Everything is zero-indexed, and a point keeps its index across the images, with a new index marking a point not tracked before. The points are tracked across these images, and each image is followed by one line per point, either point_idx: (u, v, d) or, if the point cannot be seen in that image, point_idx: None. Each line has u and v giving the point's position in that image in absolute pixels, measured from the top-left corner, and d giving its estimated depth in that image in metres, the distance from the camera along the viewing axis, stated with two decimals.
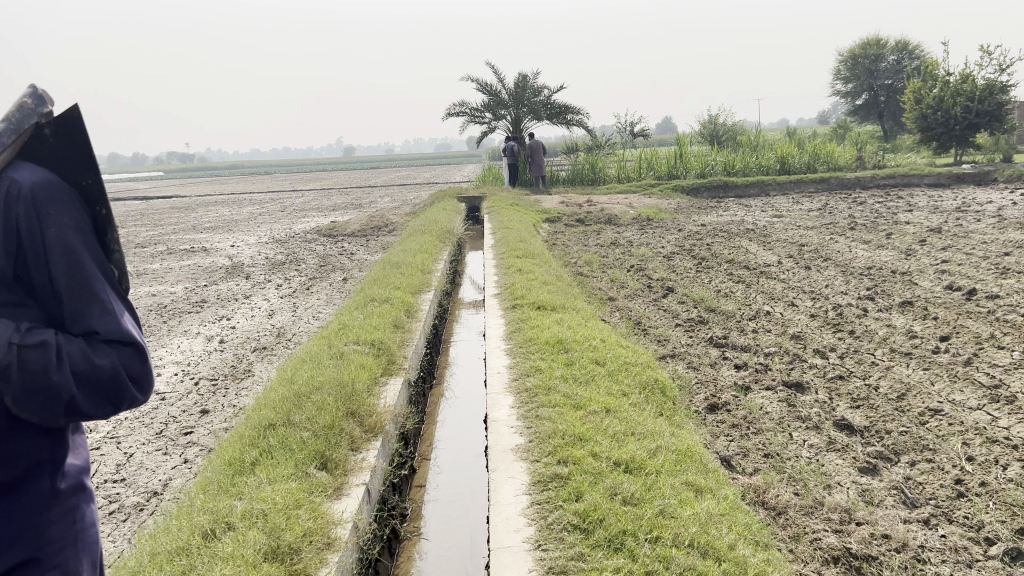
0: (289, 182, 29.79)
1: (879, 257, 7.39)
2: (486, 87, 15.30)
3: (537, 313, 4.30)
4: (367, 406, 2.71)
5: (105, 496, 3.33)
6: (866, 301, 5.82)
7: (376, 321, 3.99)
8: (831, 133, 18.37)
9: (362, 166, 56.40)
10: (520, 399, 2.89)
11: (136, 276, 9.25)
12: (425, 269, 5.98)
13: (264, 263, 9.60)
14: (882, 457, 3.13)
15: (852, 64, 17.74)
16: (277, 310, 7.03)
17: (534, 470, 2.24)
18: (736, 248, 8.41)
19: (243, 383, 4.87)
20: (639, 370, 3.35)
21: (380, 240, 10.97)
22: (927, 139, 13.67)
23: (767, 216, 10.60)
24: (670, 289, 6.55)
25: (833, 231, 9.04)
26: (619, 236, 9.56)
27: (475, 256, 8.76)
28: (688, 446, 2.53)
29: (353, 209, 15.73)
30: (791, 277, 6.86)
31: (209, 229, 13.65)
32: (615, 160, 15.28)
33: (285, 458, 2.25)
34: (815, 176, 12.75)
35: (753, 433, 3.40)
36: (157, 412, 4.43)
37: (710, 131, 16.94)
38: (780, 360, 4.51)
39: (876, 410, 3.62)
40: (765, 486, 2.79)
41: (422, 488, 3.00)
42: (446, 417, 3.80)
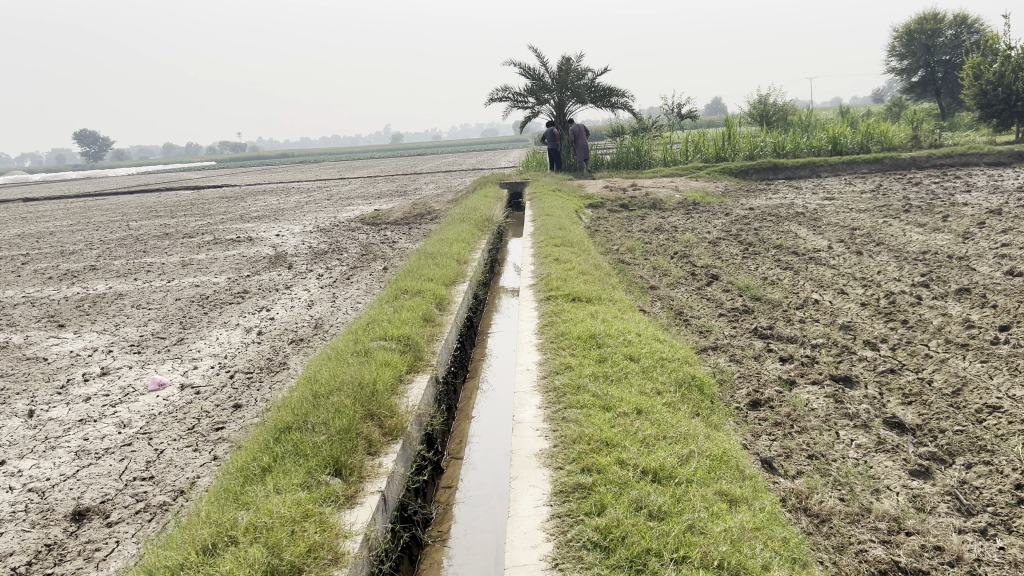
0: (338, 170, 29.95)
1: (935, 241, 7.09)
2: (529, 71, 15.13)
3: (571, 305, 4.16)
4: (388, 407, 2.62)
5: (133, 494, 3.30)
6: (921, 289, 5.55)
7: (405, 316, 3.90)
8: (886, 112, 17.82)
9: (409, 152, 56.49)
10: (548, 399, 2.77)
11: (181, 266, 9.32)
12: (461, 259, 5.88)
13: (306, 253, 9.60)
14: (936, 459, 2.94)
15: (908, 40, 17.15)
16: (316, 300, 6.99)
17: (556, 479, 2.12)
18: (784, 232, 8.15)
19: (277, 377, 4.82)
20: (675, 366, 3.20)
21: (422, 228, 10.90)
22: (988, 117, 13.16)
23: (817, 199, 10.29)
24: (714, 277, 6.35)
25: (886, 213, 8.72)
26: (664, 221, 9.35)
27: (516, 243, 8.65)
28: (723, 450, 2.37)
29: (397, 197, 15.71)
30: (841, 263, 6.61)
31: (254, 219, 13.73)
32: (661, 144, 15.01)
33: (297, 465, 2.16)
34: (869, 156, 12.34)
35: (797, 432, 3.23)
36: (190, 407, 4.40)
37: (759, 111, 16.53)
38: (829, 352, 4.31)
39: (930, 407, 3.42)
40: (808, 491, 2.63)
41: (449, 490, 2.90)
42: (477, 412, 3.69)
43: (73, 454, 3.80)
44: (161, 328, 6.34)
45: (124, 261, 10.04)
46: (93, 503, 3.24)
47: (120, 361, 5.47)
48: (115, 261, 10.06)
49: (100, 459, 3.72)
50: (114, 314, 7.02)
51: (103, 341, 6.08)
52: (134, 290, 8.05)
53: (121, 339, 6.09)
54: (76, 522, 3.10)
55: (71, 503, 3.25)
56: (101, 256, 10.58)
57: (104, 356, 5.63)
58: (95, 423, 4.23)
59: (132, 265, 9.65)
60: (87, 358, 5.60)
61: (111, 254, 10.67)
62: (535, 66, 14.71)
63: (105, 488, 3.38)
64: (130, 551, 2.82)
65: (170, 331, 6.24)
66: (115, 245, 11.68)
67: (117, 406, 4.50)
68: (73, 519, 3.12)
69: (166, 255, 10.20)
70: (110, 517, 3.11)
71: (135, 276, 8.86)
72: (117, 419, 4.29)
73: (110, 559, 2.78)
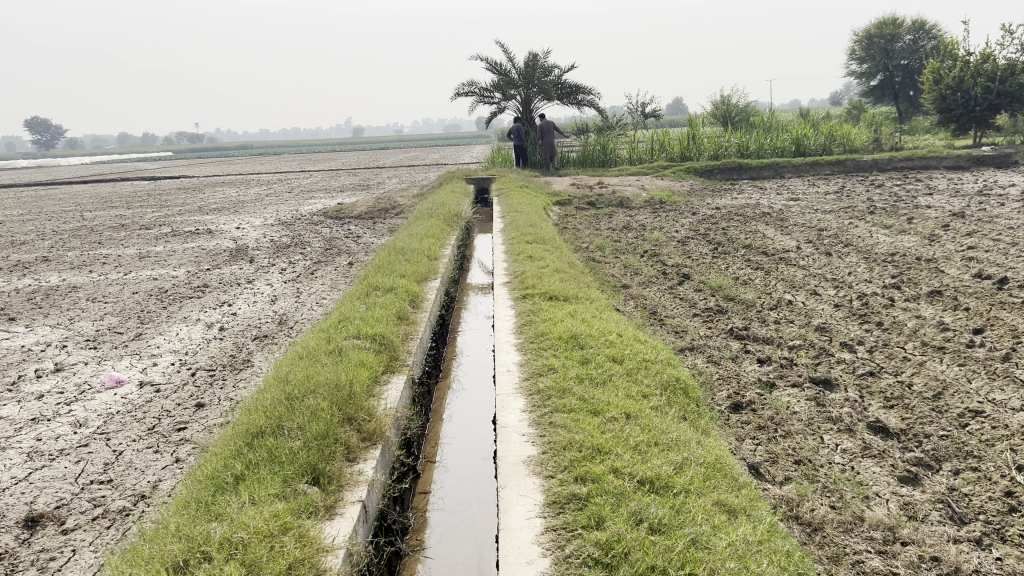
0: (299, 162, 29.55)
1: (902, 242, 7.13)
2: (496, 66, 15.00)
3: (548, 304, 4.07)
4: (366, 410, 2.50)
5: (90, 499, 3.13)
6: (892, 291, 5.55)
7: (378, 314, 3.76)
8: (846, 114, 18.01)
9: (373, 146, 56.05)
10: (532, 402, 2.67)
11: (138, 258, 9.04)
12: (432, 255, 5.75)
13: (268, 246, 9.38)
14: (923, 465, 2.90)
15: (868, 43, 17.32)
16: (279, 295, 6.81)
17: (548, 488, 2.02)
18: (752, 232, 8.14)
19: (241, 375, 4.65)
20: (659, 368, 3.11)
21: (387, 223, 10.73)
22: (946, 121, 13.34)
23: (783, 199, 10.33)
24: (686, 276, 6.30)
25: (852, 215, 8.76)
26: (632, 219, 9.29)
27: (484, 239, 8.53)
28: (716, 457, 2.29)
29: (360, 191, 15.49)
30: (811, 264, 6.60)
31: (214, 210, 13.42)
32: (626, 142, 14.99)
33: (271, 474, 2.03)
34: (832, 158, 12.42)
35: (782, 436, 3.17)
36: (150, 406, 4.22)
37: (722, 111, 16.60)
38: (807, 354, 4.27)
39: (913, 410, 3.39)
40: (799, 498, 2.57)
41: (427, 494, 2.78)
42: (452, 413, 3.58)
43: (24, 456, 3.60)
44: (118, 323, 6.12)
45: (78, 252, 9.71)
46: (47, 508, 3.07)
47: (74, 357, 5.25)
48: (69, 252, 9.73)
49: (53, 461, 3.53)
50: (68, 307, 6.76)
51: (56, 336, 5.83)
52: (88, 283, 7.77)
53: (76, 333, 5.86)
54: (29, 529, 2.92)
55: (23, 509, 3.07)
56: (53, 247, 10.24)
57: (58, 352, 5.40)
58: (49, 423, 4.03)
59: (86, 257, 9.34)
60: (39, 353, 5.37)
61: (64, 245, 10.32)
62: (502, 61, 14.59)
63: (60, 492, 3.20)
64: (88, 560, 2.67)
65: (128, 326, 6.02)
66: (68, 235, 11.31)
67: (72, 405, 4.30)
68: (26, 526, 2.94)
69: (122, 247, 9.90)
70: (66, 524, 2.94)
71: (90, 268, 8.57)
72: (72, 419, 4.09)
73: (66, 569, 2.62)
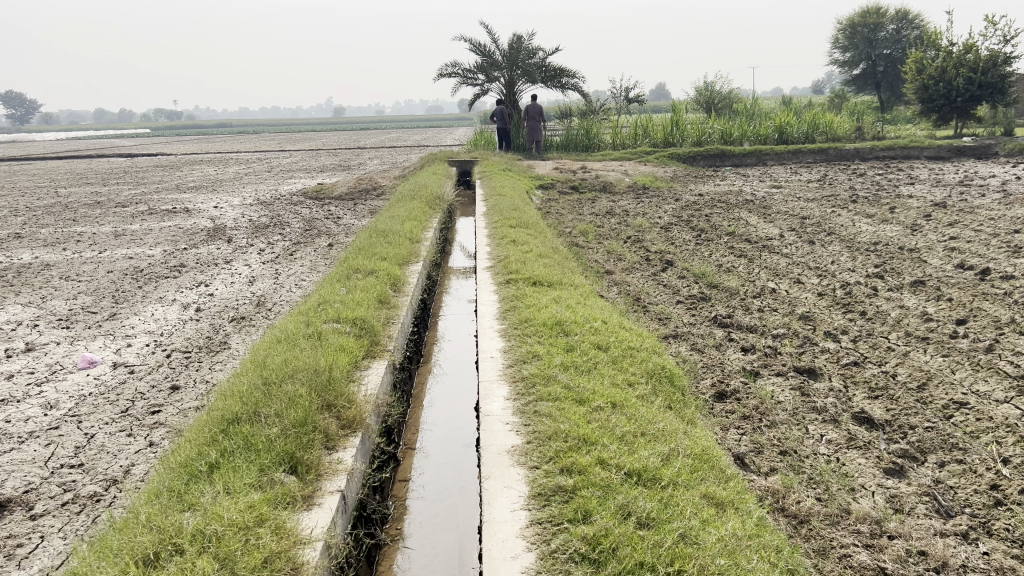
0: (279, 141, 29.25)
1: (884, 232, 7.13)
2: (479, 47, 14.86)
3: (532, 290, 4.01)
4: (346, 397, 2.43)
5: (59, 484, 3.04)
6: (876, 280, 5.53)
7: (359, 297, 3.69)
8: (828, 103, 18.03)
9: (355, 126, 55.54)
10: (516, 390, 2.61)
11: (114, 237, 8.89)
12: (414, 238, 5.67)
13: (247, 226, 9.25)
14: (908, 456, 2.88)
15: (851, 32, 17.31)
16: (258, 277, 6.70)
17: (533, 479, 1.97)
18: (735, 220, 8.12)
19: (218, 357, 4.56)
20: (644, 356, 3.07)
21: (368, 205, 10.62)
22: (928, 111, 13.37)
23: (765, 186, 10.32)
24: (669, 263, 6.26)
25: (834, 203, 8.75)
26: (615, 205, 9.24)
27: (466, 223, 8.46)
28: (704, 448, 2.25)
29: (341, 171, 15.35)
30: (794, 252, 6.59)
31: (192, 189, 13.22)
32: (609, 127, 14.92)
33: (246, 463, 1.96)
34: (814, 146, 12.41)
35: (767, 426, 3.14)
36: (124, 388, 4.12)
37: (705, 98, 16.56)
38: (791, 343, 4.24)
39: (898, 402, 3.37)
40: (784, 490, 2.55)
41: (406, 482, 2.72)
42: (433, 398, 3.52)
43: None
44: (92, 302, 6.00)
45: (52, 229, 9.53)
46: (15, 493, 2.98)
47: (47, 336, 5.13)
48: (43, 230, 9.55)
49: (23, 443, 3.44)
50: (40, 285, 6.62)
51: (28, 314, 5.71)
52: (62, 261, 7.62)
53: (49, 312, 5.74)
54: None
55: None
56: (27, 223, 10.05)
57: (29, 331, 5.29)
58: (18, 404, 3.93)
59: (61, 234, 9.17)
60: (10, 332, 5.25)
61: (38, 222, 10.14)
62: (486, 43, 14.46)
63: (29, 476, 3.12)
64: (57, 547, 2.59)
65: (102, 305, 5.91)
66: (42, 212, 11.10)
67: (43, 385, 4.20)
68: None
69: (97, 225, 9.74)
70: (34, 509, 2.86)
71: (64, 246, 8.41)
72: (42, 400, 3.99)
73: (34, 556, 2.54)
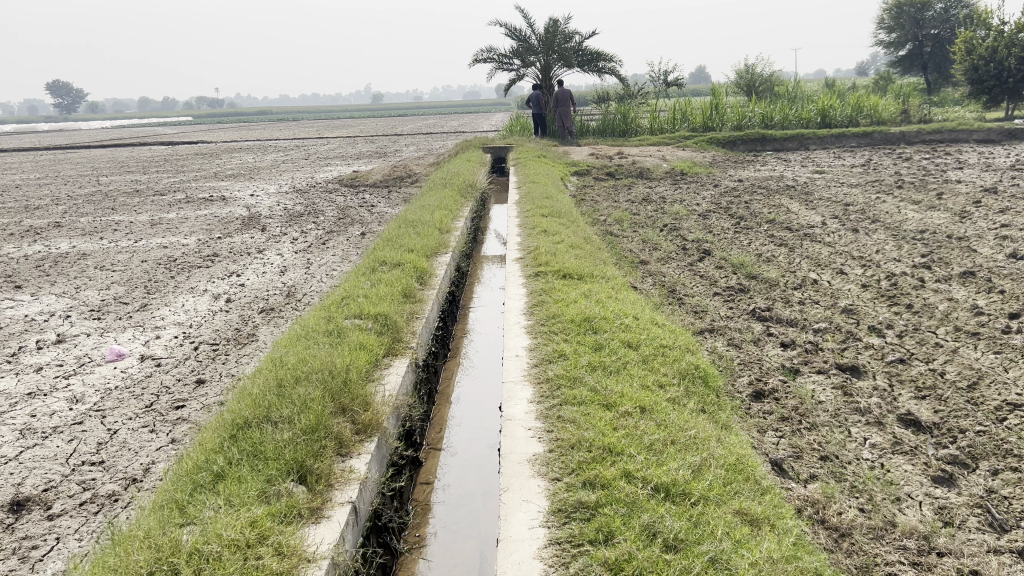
0: (318, 129, 29.29)
1: (932, 219, 6.86)
2: (515, 32, 14.68)
3: (562, 283, 3.88)
4: (362, 399, 2.34)
5: (78, 482, 3.00)
6: (923, 271, 5.30)
7: (383, 291, 3.60)
8: (873, 85, 17.54)
9: (393, 112, 55.51)
10: (541, 392, 2.50)
11: (150, 225, 8.92)
12: (444, 228, 5.57)
13: (281, 214, 9.24)
14: (958, 463, 2.71)
15: (897, 12, 16.82)
16: (289, 266, 6.65)
17: (554, 493, 1.86)
18: (776, 206, 7.89)
19: (245, 350, 4.51)
20: (678, 355, 2.93)
21: (402, 193, 10.55)
22: (978, 93, 12.93)
23: (807, 172, 10.05)
24: (707, 252, 6.08)
25: (879, 189, 8.47)
26: (652, 191, 9.05)
27: (499, 211, 8.35)
28: (738, 457, 2.11)
29: (377, 158, 15.30)
30: (837, 240, 6.37)
31: (229, 177, 13.26)
32: (648, 111, 14.67)
33: (253, 473, 1.87)
34: (858, 130, 12.06)
35: (807, 429, 2.99)
36: (149, 381, 4.08)
37: (746, 81, 16.20)
38: (833, 339, 4.06)
39: (947, 403, 3.19)
40: (825, 499, 2.41)
41: (429, 485, 2.62)
42: (459, 394, 3.41)
43: (17, 433, 3.48)
44: (124, 292, 6.00)
45: (90, 218, 9.60)
46: (34, 491, 2.94)
47: (78, 327, 5.13)
48: (82, 218, 9.63)
49: (47, 439, 3.41)
50: (75, 275, 6.65)
51: (61, 305, 5.72)
52: (98, 251, 7.66)
53: (81, 303, 5.75)
54: (14, 514, 2.80)
55: (9, 491, 2.95)
56: (67, 212, 10.14)
57: (61, 322, 5.29)
58: (45, 397, 3.91)
59: (98, 223, 9.22)
60: (43, 323, 5.26)
61: (78, 211, 10.22)
62: (521, 27, 14.28)
63: (49, 473, 3.07)
64: (72, 549, 2.54)
65: (134, 296, 5.90)
66: (83, 200, 11.20)
67: (70, 379, 4.18)
68: (11, 510, 2.82)
69: (134, 214, 9.80)
70: (52, 509, 2.81)
71: (101, 235, 8.46)
72: (68, 394, 3.97)
73: (49, 559, 2.49)
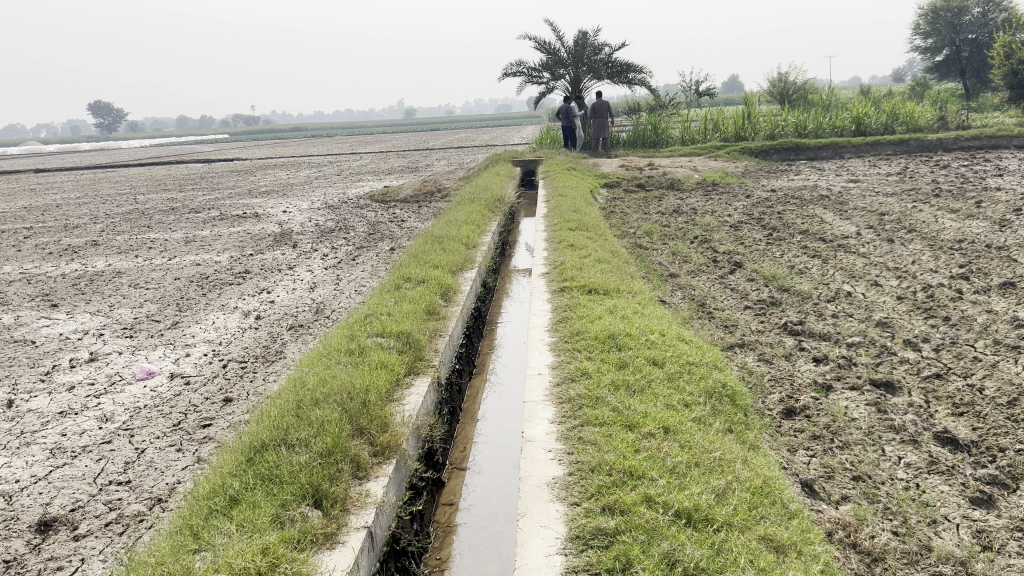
0: (351, 145, 29.54)
1: (970, 228, 6.70)
2: (545, 45, 14.69)
3: (587, 299, 3.83)
4: (381, 420, 2.31)
5: (105, 502, 3.01)
6: (961, 282, 5.16)
7: (407, 309, 3.58)
8: (909, 91, 17.27)
9: (426, 127, 55.77)
10: (562, 412, 2.46)
11: (184, 243, 9.02)
12: (471, 243, 5.56)
13: (312, 230, 9.29)
14: (998, 484, 2.62)
15: (933, 18, 16.58)
16: (319, 282, 6.68)
17: (572, 519, 1.82)
18: (809, 217, 7.78)
19: (273, 367, 4.52)
20: (704, 372, 2.86)
21: (432, 207, 10.57)
22: (1018, 98, 12.68)
23: (841, 181, 9.90)
24: (738, 265, 6.00)
25: (915, 198, 8.31)
26: (683, 203, 8.97)
27: (529, 225, 8.33)
28: (765, 479, 2.05)
29: (409, 173, 15.36)
30: (872, 251, 6.25)
31: (263, 193, 13.40)
32: (679, 122, 14.58)
33: (267, 498, 1.86)
34: (893, 137, 11.86)
35: (839, 447, 2.91)
36: (178, 400, 4.10)
37: (779, 90, 16.04)
38: (867, 353, 3.96)
39: (986, 420, 3.08)
40: (857, 522, 2.34)
41: (451, 506, 2.58)
42: (485, 411, 3.38)
43: (47, 453, 3.51)
44: (157, 310, 6.07)
45: (127, 236, 9.74)
46: (61, 511, 2.96)
47: (110, 346, 5.18)
48: (118, 237, 9.76)
49: (75, 458, 3.43)
50: (110, 293, 6.74)
51: (95, 323, 5.79)
52: (133, 269, 7.75)
53: (115, 321, 5.81)
54: (41, 534, 2.81)
55: (38, 511, 2.97)
56: (104, 230, 10.29)
57: (95, 340, 5.35)
58: (76, 416, 3.94)
59: (134, 241, 9.35)
60: (76, 342, 5.32)
61: (115, 229, 10.38)
62: (551, 40, 14.28)
63: (77, 493, 3.09)
64: (94, 571, 2.54)
65: (166, 313, 5.95)
66: (120, 219, 11.37)
67: (101, 397, 4.21)
68: (38, 531, 2.83)
69: (169, 231, 9.92)
70: (78, 529, 2.82)
71: (137, 253, 8.56)
72: (99, 413, 4.00)
73: None
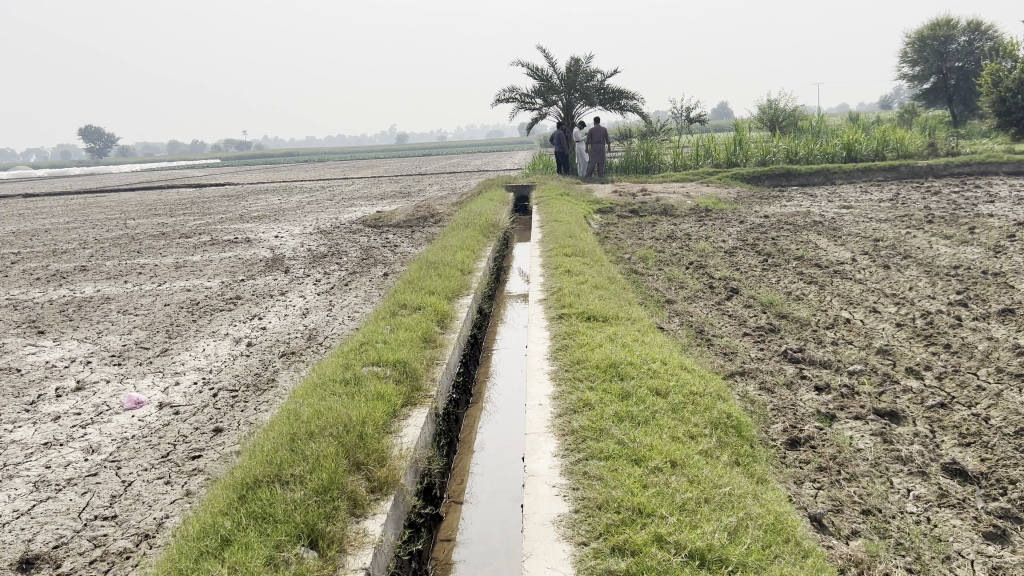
0: (344, 170, 29.55)
1: (966, 254, 6.67)
2: (537, 71, 14.74)
3: (586, 326, 3.77)
4: (378, 453, 2.24)
5: (90, 538, 2.91)
6: (959, 309, 5.13)
7: (403, 337, 3.51)
8: (898, 118, 17.37)
9: (417, 151, 55.91)
10: (565, 445, 2.39)
11: (175, 268, 8.93)
12: (466, 269, 5.50)
13: (304, 256, 9.21)
14: (1010, 517, 2.55)
15: (920, 45, 16.70)
16: (311, 309, 6.60)
17: (580, 560, 1.74)
18: (804, 243, 7.74)
19: (264, 396, 4.43)
20: (709, 403, 2.79)
21: (425, 232, 10.51)
22: (1006, 125, 12.74)
23: (834, 207, 9.89)
24: (734, 291, 5.95)
25: (908, 224, 8.30)
26: (676, 228, 8.94)
27: (522, 250, 8.29)
28: (777, 514, 1.98)
29: (401, 198, 15.32)
30: (868, 277, 6.21)
31: (255, 218, 13.32)
32: (670, 148, 14.60)
33: (260, 538, 1.78)
34: (884, 164, 11.88)
35: (846, 479, 2.84)
36: (167, 430, 4.00)
37: (769, 116, 16.11)
38: (869, 382, 3.90)
39: (994, 450, 3.02)
40: (870, 559, 2.27)
41: (450, 542, 2.50)
42: (482, 442, 3.30)
43: (30, 486, 3.41)
44: (145, 337, 5.97)
45: (116, 262, 9.64)
46: (44, 548, 2.85)
47: (97, 374, 5.08)
48: (107, 262, 9.66)
49: (60, 492, 3.33)
50: (98, 320, 6.64)
51: (82, 351, 5.68)
52: (122, 295, 7.64)
53: (103, 348, 5.71)
54: (22, 573, 2.71)
55: (18, 549, 2.86)
56: (93, 256, 10.18)
57: (82, 368, 5.24)
58: (61, 448, 3.84)
59: (124, 267, 9.25)
60: (63, 370, 5.22)
61: (105, 254, 10.27)
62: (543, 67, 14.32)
63: (61, 529, 2.99)
64: None
65: (155, 341, 5.86)
66: (109, 244, 11.26)
67: (87, 428, 4.11)
68: (19, 569, 2.73)
69: (159, 256, 9.84)
70: (61, 567, 2.72)
71: (126, 278, 8.46)
72: (85, 443, 3.89)
73: None
